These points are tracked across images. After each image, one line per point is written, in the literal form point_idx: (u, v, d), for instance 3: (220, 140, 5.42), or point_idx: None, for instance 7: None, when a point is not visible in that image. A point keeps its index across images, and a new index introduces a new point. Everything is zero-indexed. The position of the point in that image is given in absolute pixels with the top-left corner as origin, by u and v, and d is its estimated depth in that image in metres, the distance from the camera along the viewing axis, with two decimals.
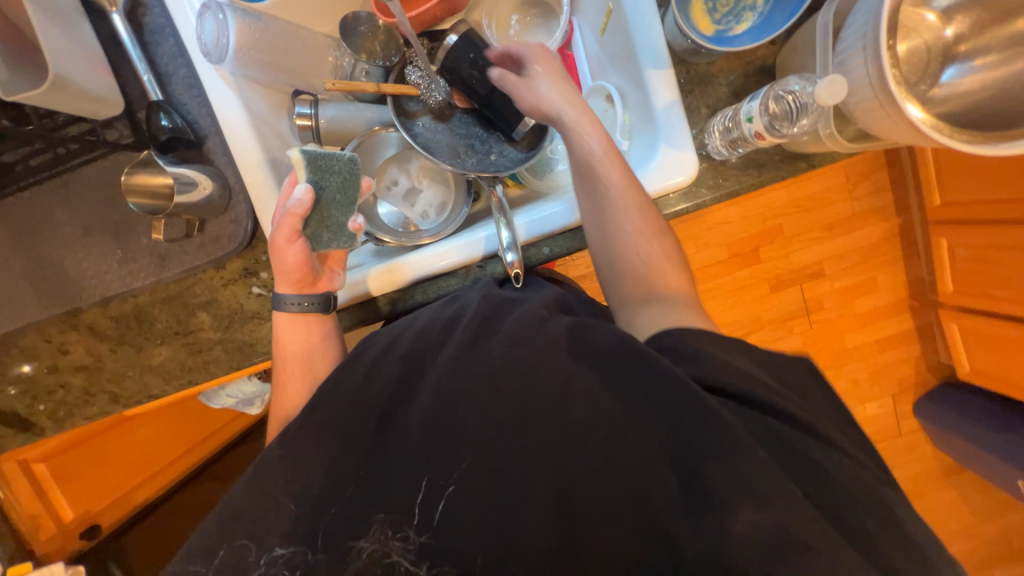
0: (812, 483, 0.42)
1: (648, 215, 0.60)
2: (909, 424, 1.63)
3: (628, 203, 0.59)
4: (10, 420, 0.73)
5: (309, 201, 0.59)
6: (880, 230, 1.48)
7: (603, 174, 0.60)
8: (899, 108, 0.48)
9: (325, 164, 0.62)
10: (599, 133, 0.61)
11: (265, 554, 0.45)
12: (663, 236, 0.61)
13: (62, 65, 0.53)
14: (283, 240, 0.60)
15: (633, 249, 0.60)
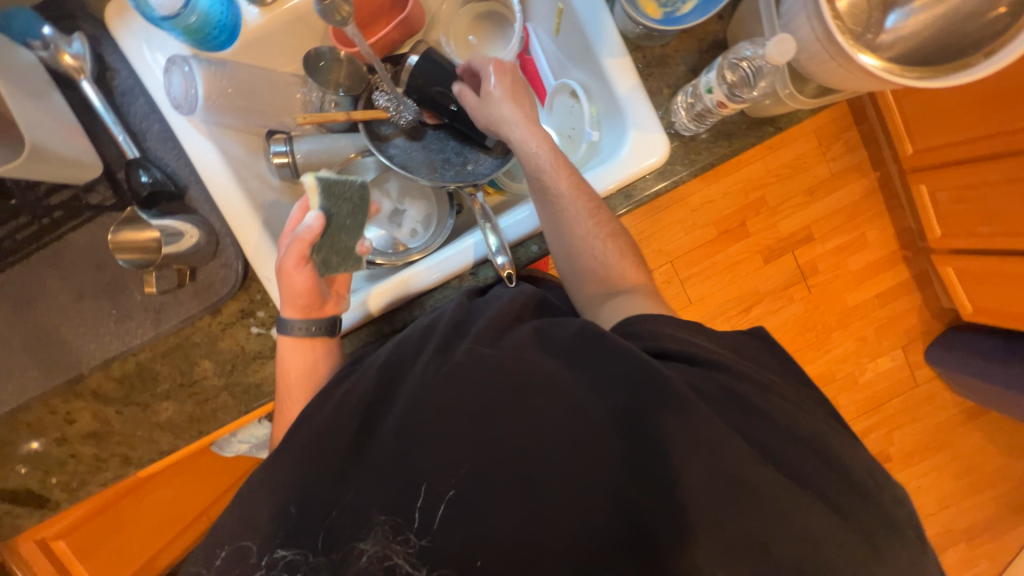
0: (761, 425, 0.50)
1: (602, 218, 0.63)
2: (925, 374, 1.62)
3: (580, 209, 0.62)
4: (25, 498, 0.72)
5: (319, 226, 0.61)
6: (861, 186, 1.49)
7: (552, 185, 0.63)
8: (850, 58, 0.50)
9: (339, 190, 0.64)
10: (547, 147, 0.65)
11: (266, 554, 0.47)
12: (618, 237, 0.64)
13: (40, 136, 0.54)
14: (292, 265, 0.61)
15: (591, 253, 0.63)
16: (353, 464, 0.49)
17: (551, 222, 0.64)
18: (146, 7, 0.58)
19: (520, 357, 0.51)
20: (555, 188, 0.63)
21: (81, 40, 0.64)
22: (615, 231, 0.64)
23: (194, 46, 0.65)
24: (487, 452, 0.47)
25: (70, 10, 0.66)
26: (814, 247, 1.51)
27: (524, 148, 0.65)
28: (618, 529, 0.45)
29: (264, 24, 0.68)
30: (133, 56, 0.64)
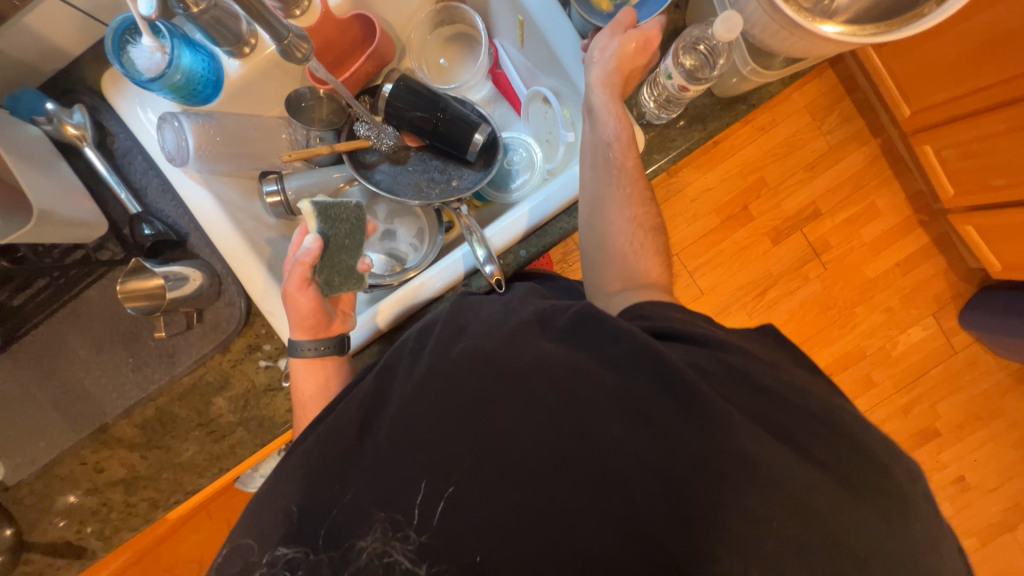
0: (771, 405, 0.48)
1: (649, 212, 0.65)
2: (961, 340, 1.54)
3: (633, 197, 0.63)
4: (63, 550, 0.74)
5: (318, 248, 0.63)
6: (861, 155, 1.46)
7: (620, 159, 0.62)
8: (807, 29, 0.50)
9: (335, 212, 0.66)
10: (622, 122, 0.62)
11: (268, 552, 0.50)
12: (656, 235, 0.65)
13: (47, 202, 0.58)
14: (295, 288, 0.64)
15: (629, 237, 0.63)
16: (355, 480, 0.50)
17: (601, 192, 0.63)
18: (135, 73, 0.63)
19: (511, 360, 0.51)
20: (620, 161, 0.62)
21: (82, 111, 0.69)
22: (656, 227, 0.65)
23: (182, 102, 0.69)
24: (486, 457, 0.47)
25: (72, 85, 0.72)
26: (822, 223, 1.48)
27: (606, 111, 0.62)
28: (620, 523, 0.45)
29: (244, 74, 0.72)
30: (130, 119, 0.69)
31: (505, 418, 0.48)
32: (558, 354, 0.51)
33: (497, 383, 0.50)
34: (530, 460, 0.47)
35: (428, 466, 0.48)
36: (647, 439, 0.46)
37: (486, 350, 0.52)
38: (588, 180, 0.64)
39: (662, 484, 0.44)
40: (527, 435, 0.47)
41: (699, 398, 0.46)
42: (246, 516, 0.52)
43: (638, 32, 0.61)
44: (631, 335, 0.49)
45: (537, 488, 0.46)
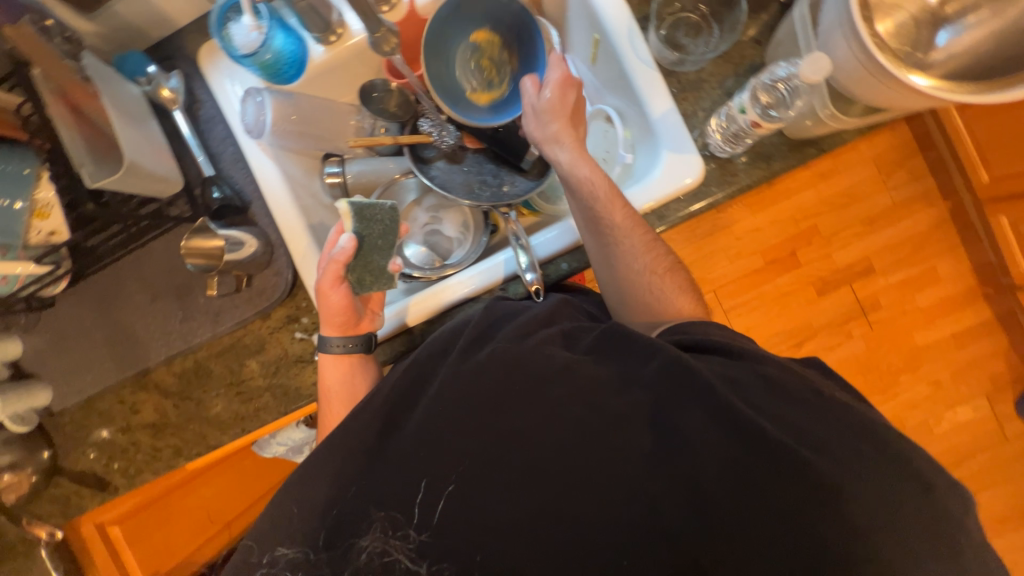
0: (814, 459, 0.44)
1: (660, 255, 0.66)
2: (1014, 429, 1.43)
3: (639, 250, 0.64)
4: (90, 480, 0.79)
5: (352, 247, 0.64)
6: (929, 217, 1.37)
7: (609, 219, 0.63)
8: (898, 79, 0.48)
9: (370, 213, 0.67)
10: (602, 183, 0.64)
11: (268, 554, 0.50)
12: (673, 273, 0.66)
13: (136, 155, 0.63)
14: (328, 285, 0.66)
15: (647, 287, 0.65)
16: (359, 471, 0.51)
17: (605, 255, 0.65)
18: (230, 47, 0.67)
19: (541, 371, 0.51)
20: (611, 221, 0.63)
21: (178, 77, 0.75)
22: (671, 266, 0.66)
23: (267, 80, 0.73)
24: (504, 463, 0.48)
25: (172, 52, 0.77)
26: (874, 281, 1.40)
27: (576, 173, 0.65)
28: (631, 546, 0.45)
29: (327, 60, 0.76)
30: (217, 89, 0.74)
31: (527, 427, 0.49)
32: (588, 371, 0.51)
33: (524, 391, 0.51)
34: (544, 473, 0.48)
35: (444, 462, 0.49)
36: (662, 469, 0.46)
37: (517, 357, 0.53)
38: (590, 245, 0.66)
39: (676, 520, 0.45)
40: (546, 447, 0.48)
41: (725, 440, 0.45)
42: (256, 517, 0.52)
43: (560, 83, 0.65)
44: (661, 349, 0.50)
45: (550, 501, 0.47)
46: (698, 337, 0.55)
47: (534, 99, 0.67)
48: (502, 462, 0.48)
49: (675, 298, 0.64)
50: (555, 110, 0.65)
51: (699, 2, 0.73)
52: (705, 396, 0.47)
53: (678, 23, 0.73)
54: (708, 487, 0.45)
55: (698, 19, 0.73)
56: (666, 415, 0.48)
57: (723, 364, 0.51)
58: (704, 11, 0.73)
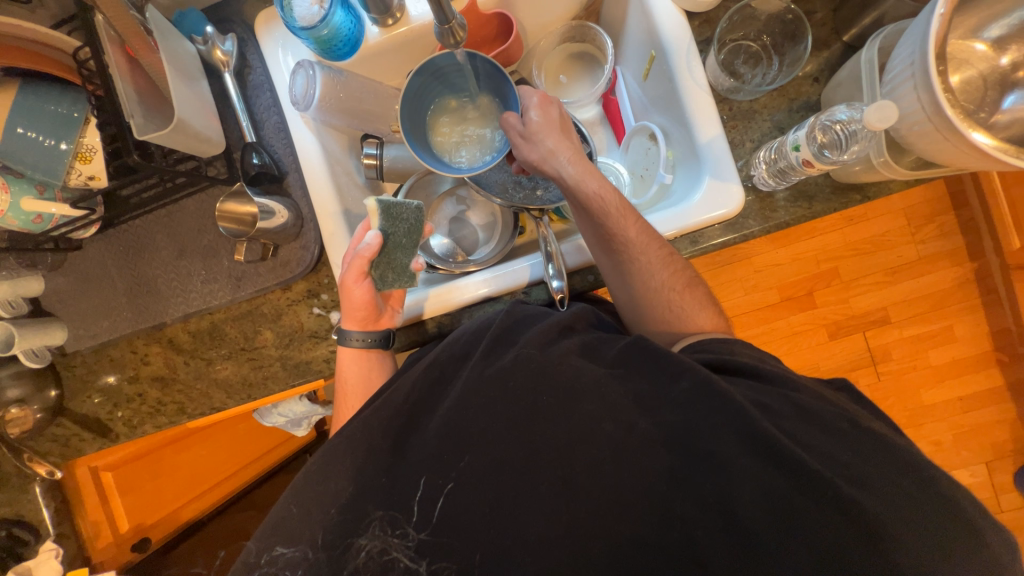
0: (823, 519, 0.44)
1: (679, 269, 0.65)
2: (1011, 501, 1.40)
3: (656, 263, 0.64)
4: (92, 425, 0.80)
5: (377, 245, 0.65)
6: (953, 275, 1.35)
7: (622, 235, 0.63)
8: (961, 134, 0.48)
9: (397, 212, 0.67)
10: (608, 195, 0.64)
11: (267, 552, 0.52)
12: (692, 288, 0.66)
13: (186, 114, 0.64)
14: (351, 280, 0.66)
15: (665, 303, 0.65)
16: (383, 465, 0.53)
17: (621, 271, 0.65)
18: (289, 18, 0.67)
19: (559, 382, 0.52)
20: (624, 237, 0.63)
21: (233, 40, 0.75)
22: (689, 280, 0.66)
23: (320, 54, 0.73)
24: (511, 466, 0.49)
25: (230, 15, 0.77)
26: (889, 332, 1.38)
27: (582, 192, 0.65)
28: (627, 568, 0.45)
29: (382, 42, 0.76)
30: (270, 58, 0.75)
31: (537, 438, 0.50)
32: (604, 388, 0.51)
33: (540, 399, 0.51)
34: (549, 483, 0.48)
35: (451, 462, 0.51)
36: (670, 500, 0.46)
37: (538, 365, 0.53)
38: (603, 262, 0.67)
39: (670, 551, 0.45)
40: (557, 459, 0.49)
41: (733, 480, 0.45)
42: (267, 518, 0.53)
43: (546, 104, 0.67)
44: (693, 369, 0.50)
45: (552, 512, 0.47)
46: (726, 359, 0.55)
47: (521, 126, 0.66)
48: (511, 469, 0.49)
49: (696, 314, 0.65)
50: (546, 125, 0.66)
51: (762, 32, 0.72)
52: (725, 430, 0.47)
53: (738, 50, 0.73)
54: (709, 524, 0.45)
55: (759, 48, 0.73)
56: (679, 443, 0.48)
57: (756, 390, 0.51)
58: (766, 42, 0.73)
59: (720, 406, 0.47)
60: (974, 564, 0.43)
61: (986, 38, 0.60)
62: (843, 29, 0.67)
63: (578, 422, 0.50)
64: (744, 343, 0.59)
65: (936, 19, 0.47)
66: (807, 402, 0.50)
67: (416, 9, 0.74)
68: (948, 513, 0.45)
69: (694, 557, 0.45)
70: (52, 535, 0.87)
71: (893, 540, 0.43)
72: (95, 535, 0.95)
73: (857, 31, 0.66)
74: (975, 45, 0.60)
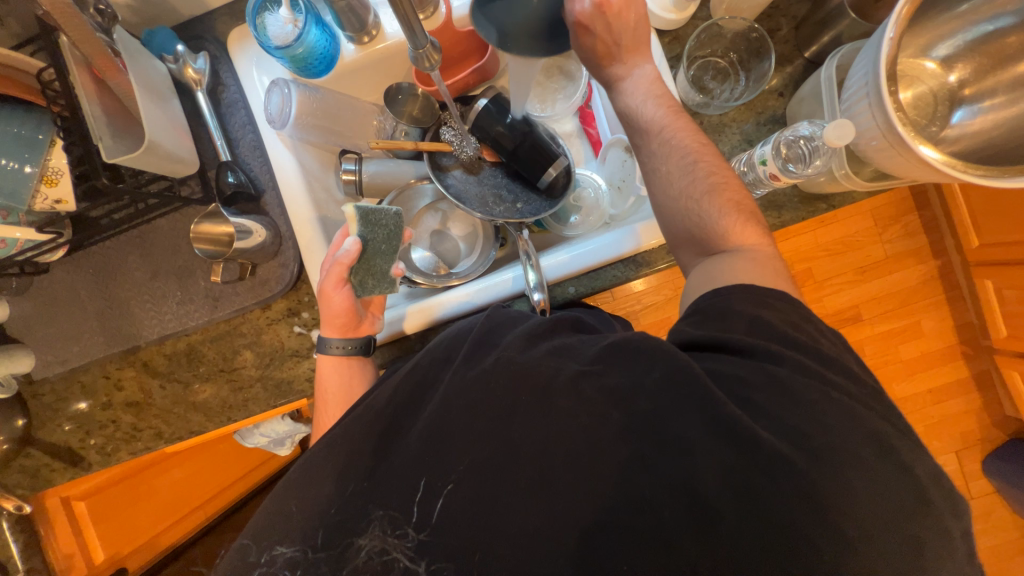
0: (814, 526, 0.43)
1: (699, 175, 0.60)
2: (980, 487, 1.46)
3: (674, 167, 0.61)
4: (62, 454, 0.77)
5: (356, 251, 0.65)
6: (919, 273, 1.40)
7: (645, 145, 0.65)
8: (911, 149, 0.51)
9: (376, 218, 0.67)
10: (635, 96, 0.64)
11: (266, 553, 0.52)
12: (719, 193, 0.59)
13: (157, 136, 0.63)
14: (330, 287, 0.66)
15: (686, 212, 0.60)
16: (366, 475, 0.53)
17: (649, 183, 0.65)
18: (263, 37, 0.67)
19: (545, 395, 0.52)
20: (645, 150, 0.64)
21: (205, 58, 0.74)
22: (714, 185, 0.59)
23: (296, 72, 0.73)
24: (499, 478, 0.49)
25: (201, 33, 0.77)
26: (861, 329, 1.43)
27: (618, 104, 0.67)
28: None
29: (358, 59, 0.76)
30: (244, 77, 0.75)
31: (525, 453, 0.50)
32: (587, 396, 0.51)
33: (529, 405, 0.51)
34: (535, 493, 0.48)
35: (436, 476, 0.51)
36: (660, 508, 0.46)
37: (521, 367, 0.54)
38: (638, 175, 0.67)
39: (661, 557, 0.45)
40: (542, 473, 0.49)
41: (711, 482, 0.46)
42: (254, 518, 0.55)
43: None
44: (664, 361, 0.49)
45: (544, 522, 0.47)
46: None
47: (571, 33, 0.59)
48: (494, 483, 0.49)
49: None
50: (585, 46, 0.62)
51: (728, 49, 0.74)
52: (710, 431, 0.47)
53: (706, 66, 0.75)
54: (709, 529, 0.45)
55: (726, 64, 0.75)
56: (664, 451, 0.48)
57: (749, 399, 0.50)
58: (733, 59, 0.75)
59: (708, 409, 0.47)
60: (951, 556, 0.44)
61: (935, 57, 0.64)
62: (804, 46, 0.70)
63: (561, 434, 0.49)
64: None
65: (886, 43, 0.49)
66: (793, 381, 0.47)
67: (391, 27, 0.75)
68: (935, 509, 0.45)
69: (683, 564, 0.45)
70: (22, 570, 0.83)
71: (880, 537, 0.44)
72: (68, 568, 0.93)
73: (817, 48, 0.69)
74: (924, 64, 0.64)
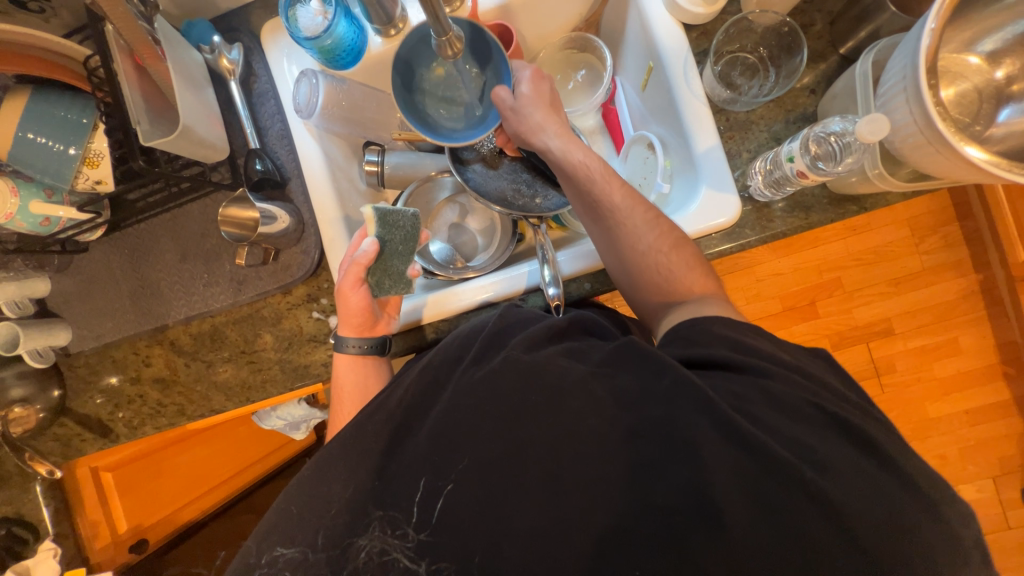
0: (826, 538, 0.43)
1: (663, 231, 0.64)
2: (1019, 517, 1.38)
3: (639, 220, 0.64)
4: (93, 425, 0.81)
5: (373, 252, 0.66)
6: (958, 286, 1.33)
7: (608, 201, 0.66)
8: (953, 149, 0.48)
9: (393, 219, 0.69)
10: (586, 155, 0.68)
11: (267, 554, 0.52)
12: (681, 248, 0.64)
13: (191, 120, 0.65)
14: (348, 287, 0.67)
15: (654, 266, 0.63)
16: (376, 468, 0.53)
17: (609, 238, 0.66)
18: (294, 29, 0.69)
19: (556, 390, 0.51)
20: (609, 202, 0.65)
21: (239, 49, 0.77)
22: (678, 241, 0.64)
23: (324, 64, 0.75)
24: (505, 472, 0.49)
25: (237, 25, 0.80)
26: (894, 343, 1.36)
27: (569, 161, 0.68)
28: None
29: (385, 52, 0.78)
30: (275, 67, 0.78)
31: (532, 448, 0.49)
32: (597, 393, 0.51)
33: (535, 404, 0.51)
34: (540, 487, 0.48)
35: (440, 469, 0.51)
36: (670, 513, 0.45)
37: (529, 368, 0.53)
38: (593, 232, 0.68)
39: (669, 558, 0.44)
40: (550, 468, 0.48)
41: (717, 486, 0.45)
42: (262, 519, 0.55)
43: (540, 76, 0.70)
44: (672, 367, 0.49)
45: (549, 516, 0.47)
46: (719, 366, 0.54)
47: (511, 100, 0.67)
48: (499, 474, 0.49)
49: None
50: (536, 98, 0.68)
51: (758, 44, 0.73)
52: (715, 431, 0.46)
53: (735, 62, 0.73)
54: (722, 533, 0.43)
55: (755, 60, 0.74)
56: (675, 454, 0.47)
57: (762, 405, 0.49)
58: (763, 54, 0.74)
59: (711, 411, 0.46)
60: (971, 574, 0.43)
61: (980, 52, 0.61)
62: (839, 42, 0.67)
63: (569, 429, 0.49)
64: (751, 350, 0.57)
65: (926, 34, 0.48)
66: (787, 396, 0.49)
67: (418, 20, 0.76)
68: (948, 521, 0.44)
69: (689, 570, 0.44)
70: (51, 534, 0.88)
71: (895, 548, 0.42)
72: (94, 535, 0.96)
73: (852, 44, 0.66)
74: (968, 58, 0.61)
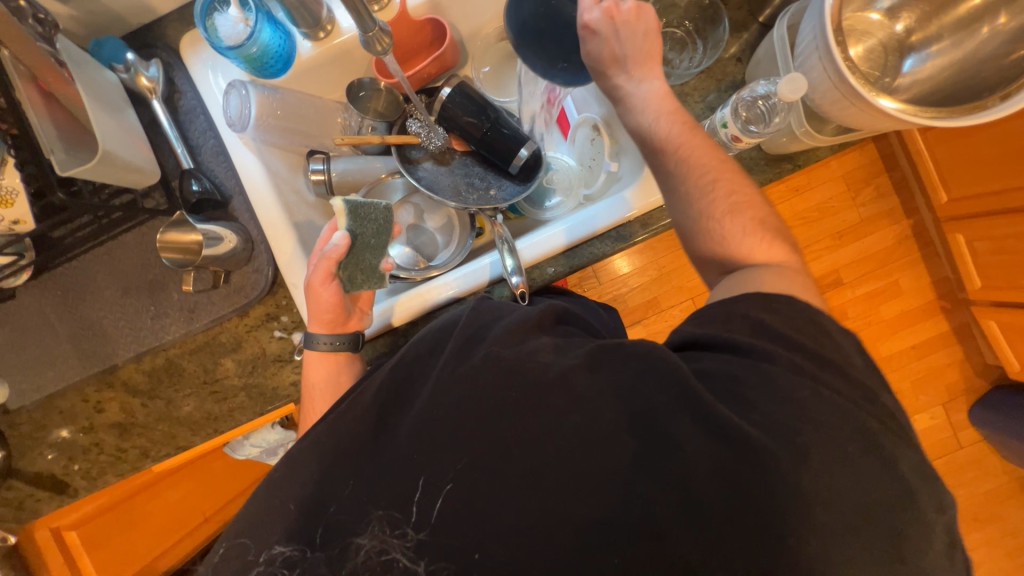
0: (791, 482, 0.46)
1: (726, 194, 0.59)
2: (969, 436, 1.51)
3: (696, 183, 0.60)
4: (47, 482, 0.75)
5: (344, 246, 0.64)
6: (893, 232, 1.43)
7: (664, 163, 0.62)
8: (867, 101, 0.52)
9: (366, 212, 0.67)
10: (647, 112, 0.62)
11: (266, 551, 0.51)
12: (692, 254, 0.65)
13: (112, 145, 0.61)
14: (318, 282, 0.65)
15: (708, 229, 0.60)
16: (357, 472, 0.52)
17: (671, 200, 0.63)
18: (215, 39, 0.67)
19: (531, 378, 0.52)
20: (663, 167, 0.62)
21: (158, 65, 0.73)
22: (738, 203, 0.59)
23: (252, 73, 0.73)
24: (487, 464, 0.49)
25: (153, 40, 0.75)
26: (843, 292, 1.46)
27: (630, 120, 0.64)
28: (613, 540, 0.46)
29: (315, 56, 0.75)
30: (199, 80, 0.74)
31: (512, 438, 0.50)
32: (569, 378, 0.52)
33: (510, 396, 0.51)
34: (521, 476, 0.49)
35: (420, 469, 0.50)
36: (647, 482, 0.47)
37: (506, 356, 0.53)
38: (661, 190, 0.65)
39: (651, 523, 0.46)
40: (533, 454, 0.49)
41: (686, 449, 0.47)
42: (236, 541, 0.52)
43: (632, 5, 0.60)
44: (657, 357, 0.50)
45: (532, 493, 0.48)
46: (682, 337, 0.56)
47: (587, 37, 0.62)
48: (482, 468, 0.49)
49: None
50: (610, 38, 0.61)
51: (683, 18, 0.75)
52: (665, 385, 0.49)
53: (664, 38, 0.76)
54: (703, 475, 0.46)
55: (683, 34, 0.76)
56: (646, 424, 0.49)
57: (724, 360, 0.51)
58: (689, 28, 0.75)
59: (657, 365, 0.50)
60: (924, 491, 0.46)
61: (880, 9, 0.66)
62: (757, 11, 0.71)
63: (545, 413, 0.50)
64: (752, 300, 0.53)
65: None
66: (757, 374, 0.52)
67: (346, 21, 0.75)
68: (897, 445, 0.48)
69: (673, 532, 0.46)
70: None
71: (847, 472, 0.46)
72: None
73: (770, 11, 0.70)
74: (870, 15, 0.66)
